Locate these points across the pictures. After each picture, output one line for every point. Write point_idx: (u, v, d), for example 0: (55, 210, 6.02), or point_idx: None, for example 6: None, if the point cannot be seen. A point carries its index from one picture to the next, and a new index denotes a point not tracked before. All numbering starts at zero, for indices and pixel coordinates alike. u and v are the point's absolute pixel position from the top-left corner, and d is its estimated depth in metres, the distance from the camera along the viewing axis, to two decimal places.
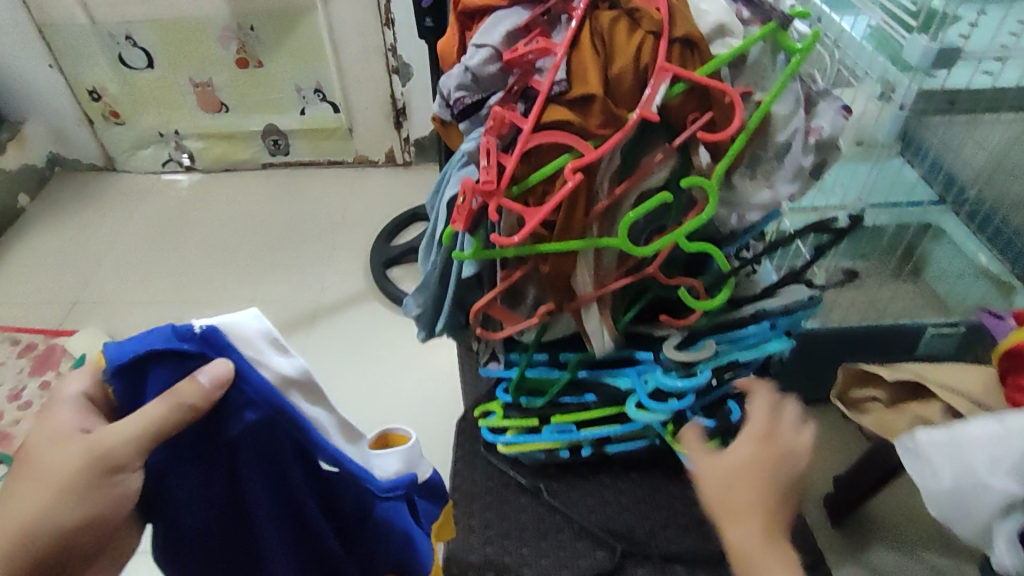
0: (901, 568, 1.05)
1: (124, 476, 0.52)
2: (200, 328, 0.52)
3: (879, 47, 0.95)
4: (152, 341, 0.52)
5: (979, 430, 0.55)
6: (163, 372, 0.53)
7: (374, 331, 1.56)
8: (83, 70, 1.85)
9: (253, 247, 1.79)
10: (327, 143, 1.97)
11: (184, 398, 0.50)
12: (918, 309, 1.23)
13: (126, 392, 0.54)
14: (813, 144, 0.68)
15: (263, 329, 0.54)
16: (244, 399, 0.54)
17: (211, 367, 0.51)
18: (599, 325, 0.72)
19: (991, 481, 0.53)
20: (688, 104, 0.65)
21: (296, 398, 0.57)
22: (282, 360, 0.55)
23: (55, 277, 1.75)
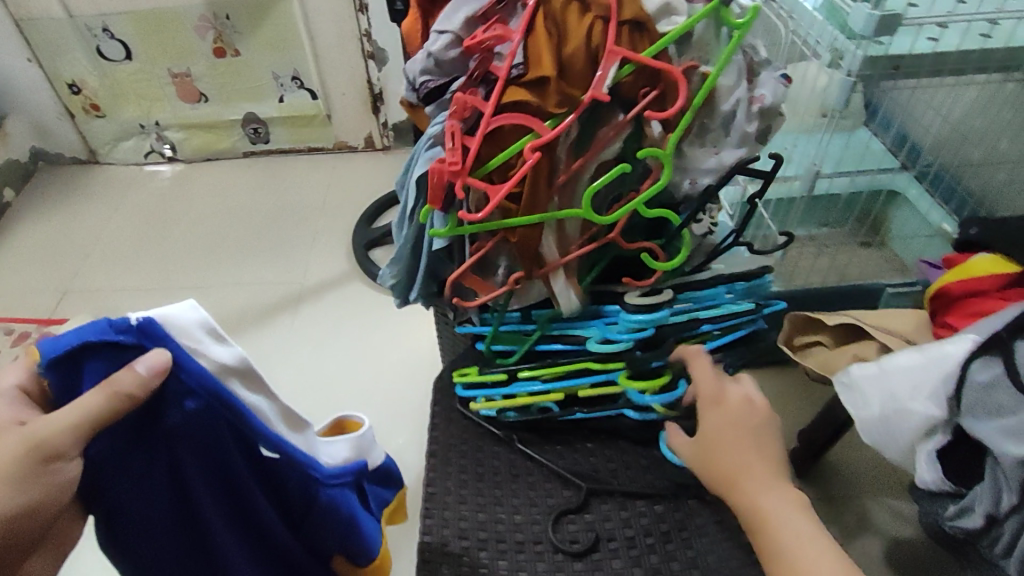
0: (859, 512, 1.12)
1: (62, 464, 0.49)
2: (137, 320, 0.51)
3: (828, 17, 1.00)
4: (85, 333, 0.51)
5: (901, 365, 0.68)
6: (100, 366, 0.52)
7: (358, 310, 1.60)
8: (62, 64, 1.87)
9: (237, 234, 1.82)
10: (306, 129, 2.00)
11: (119, 387, 0.49)
12: (878, 269, 1.28)
13: (63, 384, 0.52)
14: (756, 111, 0.73)
15: (200, 320, 0.55)
16: (183, 388, 0.54)
17: (149, 356, 0.51)
18: (566, 285, 0.76)
19: (914, 406, 0.66)
20: (639, 81, 0.69)
21: (234, 385, 0.58)
22: (220, 350, 0.56)
23: (43, 269, 1.78)
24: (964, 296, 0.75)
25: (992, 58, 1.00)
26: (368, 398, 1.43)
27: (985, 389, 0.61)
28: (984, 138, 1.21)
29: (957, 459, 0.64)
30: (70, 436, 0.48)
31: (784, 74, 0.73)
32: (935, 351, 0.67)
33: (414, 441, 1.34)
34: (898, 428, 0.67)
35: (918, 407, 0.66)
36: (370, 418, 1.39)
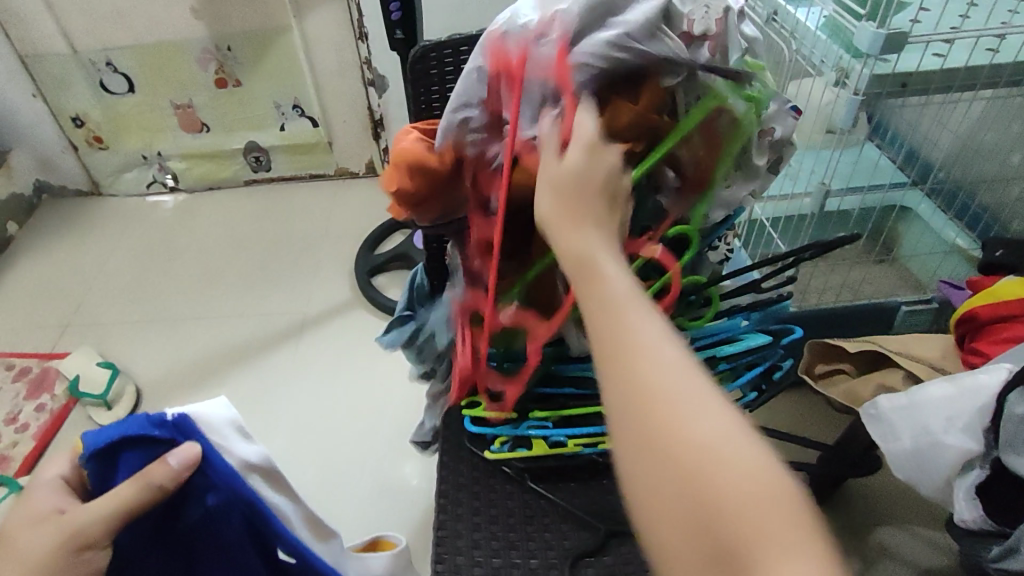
0: (883, 539, 1.08)
1: (94, 554, 0.45)
2: (171, 414, 0.46)
3: (833, 36, 0.99)
4: (122, 423, 0.46)
5: (934, 394, 0.69)
6: (133, 458, 0.46)
7: (363, 338, 1.58)
8: (66, 99, 1.87)
9: (238, 263, 1.80)
10: (307, 157, 1.99)
11: (149, 485, 0.44)
12: (891, 288, 1.25)
13: (98, 476, 0.47)
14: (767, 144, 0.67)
15: (230, 416, 0.49)
16: (207, 482, 0.47)
17: (181, 448, 0.45)
18: (577, 330, 0.72)
19: (949, 440, 0.66)
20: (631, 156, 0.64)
21: (261, 486, 0.50)
22: (250, 449, 0.49)
23: (46, 302, 1.77)
24: (990, 322, 0.74)
25: (1001, 73, 1.00)
26: (374, 430, 1.39)
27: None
28: (998, 151, 1.17)
29: (994, 498, 0.63)
30: (100, 530, 0.44)
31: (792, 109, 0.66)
32: (970, 386, 0.67)
33: (422, 473, 1.31)
34: (930, 461, 0.68)
35: (954, 443, 0.66)
36: (377, 450, 1.36)
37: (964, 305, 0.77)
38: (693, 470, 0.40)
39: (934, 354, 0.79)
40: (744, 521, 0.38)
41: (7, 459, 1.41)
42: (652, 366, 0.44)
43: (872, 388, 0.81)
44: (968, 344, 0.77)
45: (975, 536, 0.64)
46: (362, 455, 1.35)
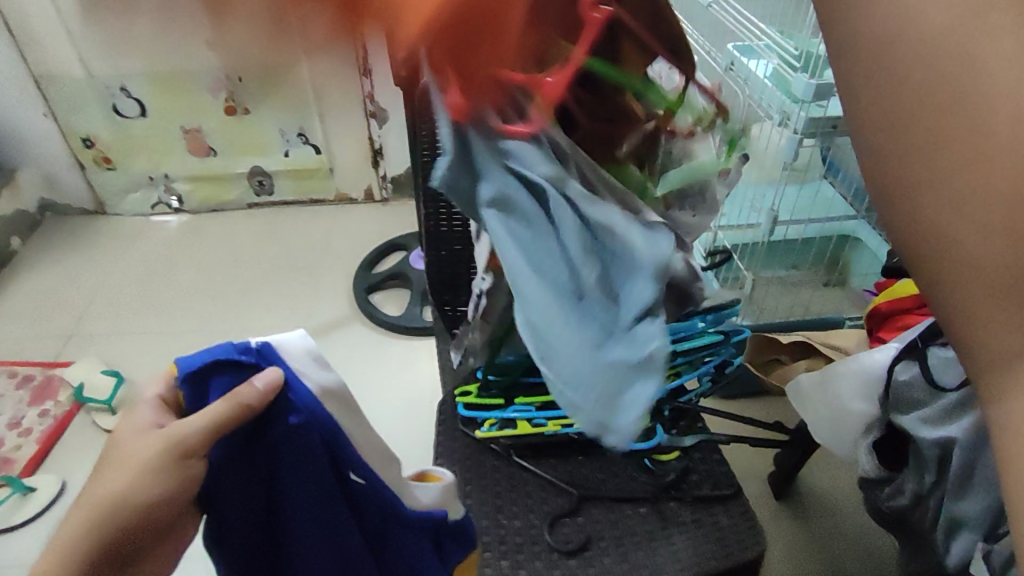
0: (833, 530, 1.19)
1: (192, 461, 0.58)
2: (257, 343, 0.61)
3: (777, 85, 1.14)
4: (218, 351, 0.61)
5: (845, 368, 0.80)
6: (225, 380, 0.61)
7: (359, 350, 1.68)
8: (79, 121, 1.98)
9: (238, 281, 1.91)
10: (309, 182, 2.12)
11: (241, 398, 0.58)
12: (843, 306, 1.39)
13: (194, 395, 0.62)
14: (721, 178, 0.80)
15: (307, 347, 0.63)
16: (289, 404, 0.60)
17: (264, 372, 0.59)
18: None
19: (856, 405, 0.78)
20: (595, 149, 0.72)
21: (335, 410, 0.63)
22: (323, 374, 0.63)
23: (51, 313, 1.85)
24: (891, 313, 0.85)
25: None
26: None
27: (906, 386, 0.72)
28: None
29: (887, 449, 0.77)
30: (201, 435, 0.58)
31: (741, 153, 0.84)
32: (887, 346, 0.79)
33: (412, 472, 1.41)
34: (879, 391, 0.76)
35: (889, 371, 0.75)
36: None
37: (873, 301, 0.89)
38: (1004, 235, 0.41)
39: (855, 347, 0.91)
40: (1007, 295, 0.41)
41: (10, 460, 1.48)
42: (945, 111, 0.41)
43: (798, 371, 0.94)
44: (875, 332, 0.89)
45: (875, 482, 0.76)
46: None
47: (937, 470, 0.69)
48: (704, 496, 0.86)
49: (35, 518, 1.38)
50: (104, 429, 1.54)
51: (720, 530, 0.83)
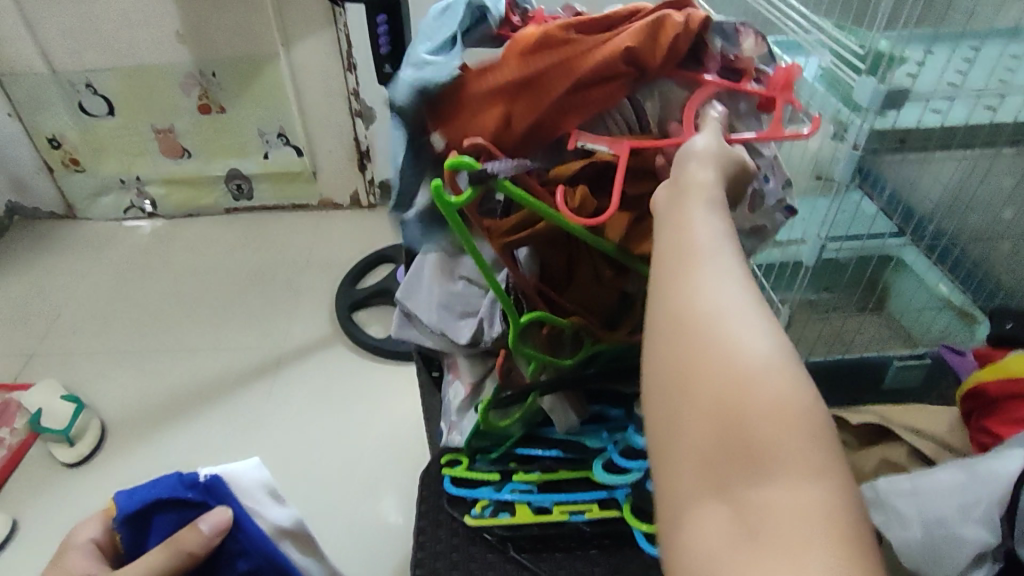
0: None
1: None
2: (204, 477, 0.57)
3: (830, 88, 0.96)
4: (160, 488, 0.57)
5: (943, 478, 0.55)
6: (168, 519, 0.57)
7: (342, 377, 1.51)
8: (42, 120, 1.82)
9: (216, 293, 1.74)
10: (291, 186, 1.96)
11: (183, 546, 0.53)
12: (885, 341, 1.22)
13: (132, 539, 0.57)
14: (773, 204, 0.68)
15: (261, 480, 0.59)
16: (238, 548, 0.56)
17: (211, 514, 0.55)
18: (565, 404, 0.70)
19: (963, 529, 0.52)
20: (545, 295, 0.64)
21: (292, 547, 0.61)
22: (277, 511, 0.60)
23: (11, 329, 1.69)
24: (1003, 399, 0.64)
25: None
26: (348, 478, 1.32)
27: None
28: (990, 206, 1.15)
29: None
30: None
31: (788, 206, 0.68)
32: (984, 470, 0.53)
33: (400, 521, 1.25)
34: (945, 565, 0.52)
35: (966, 535, 0.52)
36: (354, 501, 1.29)
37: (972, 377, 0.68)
38: (756, 493, 0.35)
39: (939, 429, 0.71)
40: (778, 525, 0.34)
41: None
42: (702, 347, 0.40)
43: (872, 463, 0.72)
44: (977, 421, 0.67)
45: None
46: (339, 509, 1.27)
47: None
48: None
49: None
50: (61, 463, 1.36)
51: None
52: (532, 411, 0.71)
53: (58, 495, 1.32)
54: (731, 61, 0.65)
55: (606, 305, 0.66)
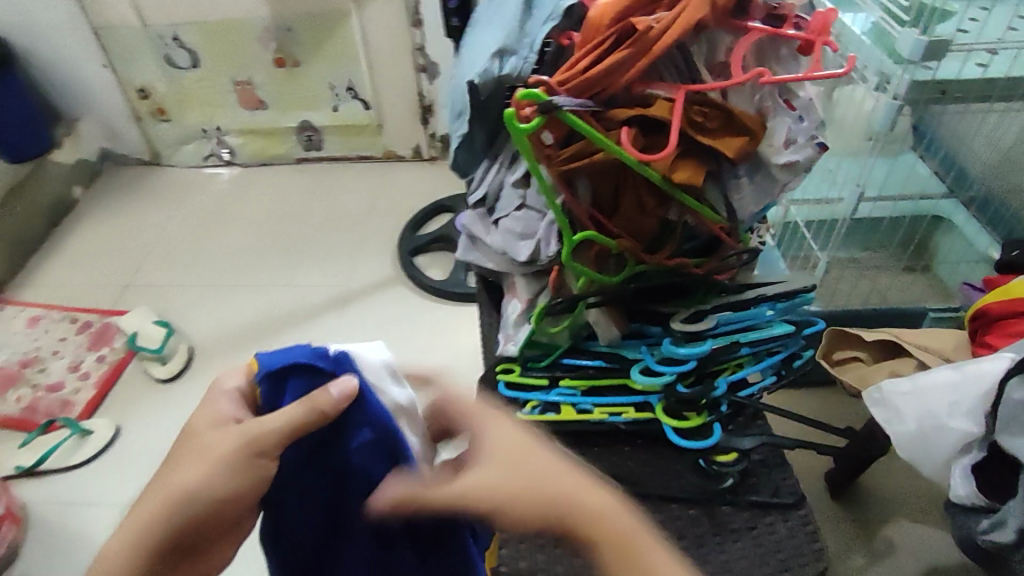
0: (916, 542, 1.12)
1: (266, 461, 0.53)
2: (334, 351, 0.54)
3: (876, 42, 1.01)
4: (294, 353, 0.55)
5: (939, 378, 0.64)
6: (298, 383, 0.55)
7: (402, 314, 1.63)
8: (135, 71, 1.97)
9: (289, 235, 1.88)
10: (357, 138, 2.07)
11: (316, 405, 0.51)
12: (925, 294, 1.33)
13: (270, 396, 0.56)
14: (803, 142, 0.70)
15: (383, 360, 0.56)
16: (362, 418, 0.54)
17: (340, 380, 0.53)
18: (606, 317, 0.78)
19: (952, 422, 0.62)
20: (596, 220, 0.72)
21: (405, 426, 0.57)
22: (398, 390, 0.56)
23: (107, 262, 1.85)
24: (1005, 317, 0.71)
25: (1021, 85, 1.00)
26: None
27: None
28: None
29: (990, 477, 0.60)
30: (278, 437, 0.52)
31: (819, 141, 0.71)
32: (976, 370, 0.62)
33: None
34: (934, 450, 0.64)
35: (956, 426, 0.62)
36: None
37: (980, 300, 0.74)
38: None
39: (949, 347, 0.78)
40: None
41: (72, 402, 1.48)
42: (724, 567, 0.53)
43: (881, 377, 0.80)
44: (981, 337, 0.74)
45: (968, 510, 0.61)
46: None
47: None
48: (762, 504, 0.71)
49: (91, 460, 1.38)
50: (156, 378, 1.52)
51: (775, 544, 0.69)
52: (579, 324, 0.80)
53: (156, 404, 1.48)
54: (774, 8, 0.70)
55: (648, 232, 0.73)
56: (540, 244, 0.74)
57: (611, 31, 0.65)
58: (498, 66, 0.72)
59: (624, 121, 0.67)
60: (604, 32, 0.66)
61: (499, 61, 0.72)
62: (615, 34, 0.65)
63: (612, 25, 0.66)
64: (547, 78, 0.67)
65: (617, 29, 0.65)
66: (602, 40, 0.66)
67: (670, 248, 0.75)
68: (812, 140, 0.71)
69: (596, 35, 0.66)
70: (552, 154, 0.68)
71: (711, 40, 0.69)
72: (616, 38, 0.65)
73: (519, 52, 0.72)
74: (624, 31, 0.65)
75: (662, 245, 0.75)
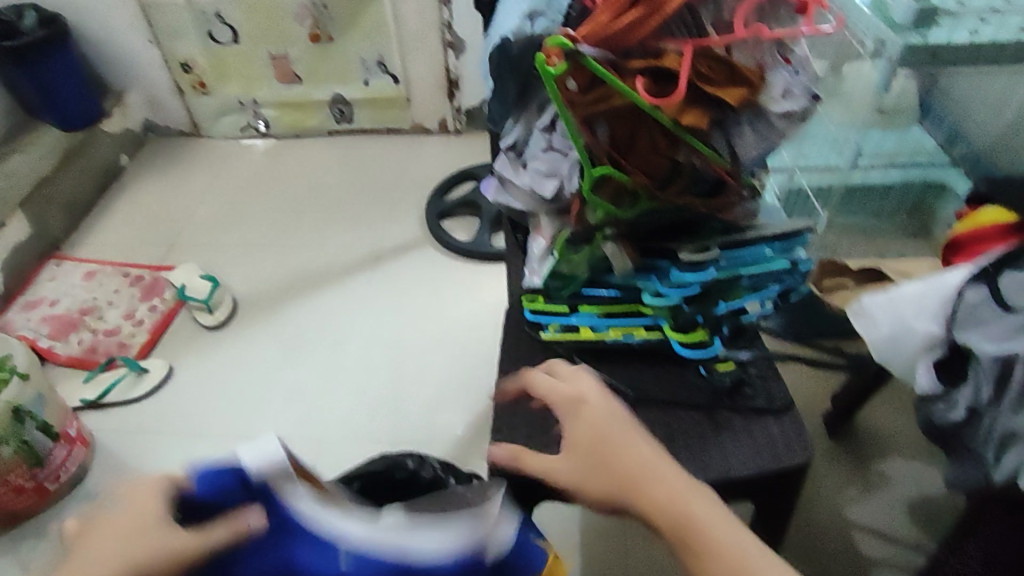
0: (905, 476, 1.21)
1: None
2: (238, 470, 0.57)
3: (876, 13, 1.08)
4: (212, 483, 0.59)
5: (909, 290, 0.70)
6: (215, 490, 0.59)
7: (430, 273, 1.74)
8: (177, 46, 2.09)
9: (324, 201, 2.00)
10: (386, 111, 2.18)
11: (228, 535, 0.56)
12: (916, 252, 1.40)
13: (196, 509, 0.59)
14: (796, 94, 0.80)
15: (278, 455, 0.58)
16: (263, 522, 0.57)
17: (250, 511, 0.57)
18: (620, 250, 0.87)
19: (919, 326, 0.68)
20: (612, 158, 0.80)
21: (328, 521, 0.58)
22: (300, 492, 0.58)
23: (154, 224, 1.98)
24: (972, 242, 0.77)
25: None
26: (438, 349, 1.56)
27: (974, 307, 0.64)
28: None
29: (949, 370, 0.67)
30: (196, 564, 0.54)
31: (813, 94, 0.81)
32: (941, 280, 0.68)
33: (480, 387, 1.48)
34: (902, 350, 0.71)
35: (923, 329, 0.68)
36: (448, 371, 1.52)
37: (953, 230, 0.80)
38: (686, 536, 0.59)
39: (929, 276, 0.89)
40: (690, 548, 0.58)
41: (128, 346, 1.61)
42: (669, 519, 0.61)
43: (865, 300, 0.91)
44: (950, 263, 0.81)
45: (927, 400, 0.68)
46: (433, 373, 1.52)
47: (996, 387, 0.60)
48: (758, 409, 0.82)
49: (148, 397, 1.51)
50: (205, 326, 1.64)
51: (769, 440, 0.80)
52: (597, 256, 0.89)
53: (204, 349, 1.60)
54: None
55: (660, 170, 0.81)
56: (564, 183, 0.84)
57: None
58: (528, 25, 0.82)
59: (638, 70, 0.75)
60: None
61: (529, 22, 0.82)
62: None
63: None
64: (572, 32, 0.77)
65: None
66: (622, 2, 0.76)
67: (679, 186, 0.83)
68: (805, 92, 0.80)
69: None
70: (577, 98, 0.76)
71: (717, 3, 0.79)
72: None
73: (547, 14, 0.82)
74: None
75: (672, 184, 0.83)
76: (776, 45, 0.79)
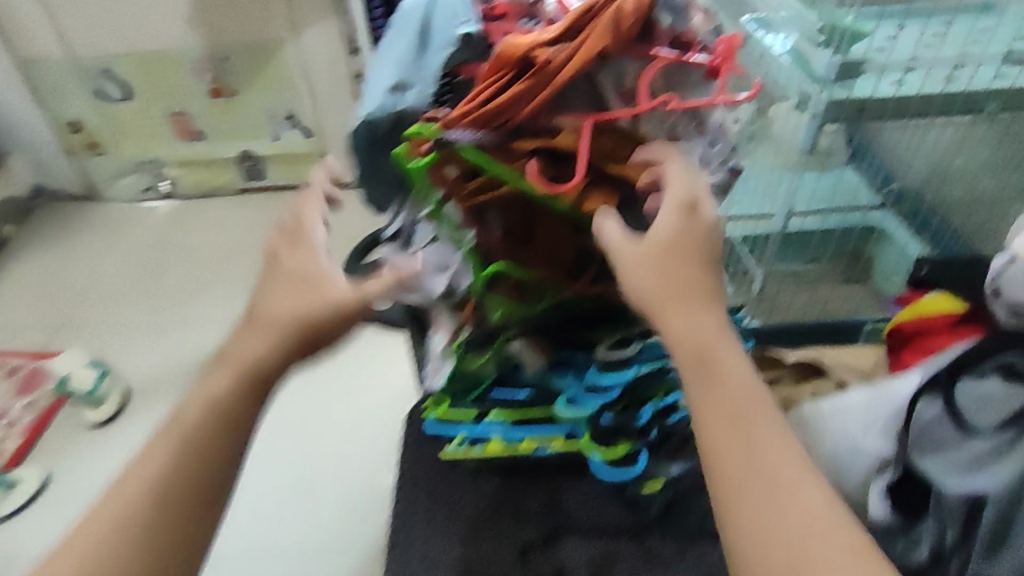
0: None
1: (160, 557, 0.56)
2: None
3: (796, 64, 1.02)
4: None
5: (857, 399, 0.71)
6: None
7: (348, 347, 1.58)
8: (64, 105, 1.92)
9: (233, 268, 1.83)
10: (301, 167, 2.05)
11: None
12: (859, 303, 1.32)
13: None
14: (715, 165, 0.71)
15: None
16: None
17: None
18: (526, 347, 0.78)
19: (867, 442, 0.68)
20: (509, 252, 0.70)
21: None
22: None
23: (39, 304, 1.78)
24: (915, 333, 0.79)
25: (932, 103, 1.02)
26: (353, 437, 1.37)
27: (929, 425, 0.63)
28: (969, 175, 1.28)
29: (909, 494, 0.62)
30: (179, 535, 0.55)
31: (732, 166, 0.74)
32: (888, 391, 0.69)
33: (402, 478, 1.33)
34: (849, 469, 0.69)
35: (871, 445, 0.67)
36: (362, 469, 1.32)
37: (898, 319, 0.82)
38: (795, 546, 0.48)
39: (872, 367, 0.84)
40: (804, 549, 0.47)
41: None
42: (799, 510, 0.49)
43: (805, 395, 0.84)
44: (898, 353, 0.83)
45: (885, 535, 0.62)
46: (346, 462, 1.34)
47: (964, 526, 0.56)
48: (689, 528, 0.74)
49: (16, 512, 1.31)
50: (88, 421, 1.45)
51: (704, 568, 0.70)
52: (504, 353, 0.78)
53: (87, 449, 1.41)
54: (679, 35, 0.71)
55: (565, 259, 0.72)
56: (456, 279, 0.71)
57: (513, 63, 0.64)
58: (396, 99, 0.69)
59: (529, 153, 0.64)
60: (506, 66, 0.64)
61: (397, 95, 0.69)
62: (518, 66, 0.64)
63: (515, 55, 0.64)
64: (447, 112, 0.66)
65: (517, 61, 0.64)
66: (506, 73, 0.64)
67: (589, 275, 0.73)
68: (724, 165, 0.72)
69: (497, 67, 0.64)
70: (459, 187, 0.66)
71: (617, 68, 0.67)
72: (519, 72, 0.64)
73: (416, 84, 0.69)
74: (527, 63, 0.64)
75: (581, 272, 0.73)
76: (691, 114, 0.70)
